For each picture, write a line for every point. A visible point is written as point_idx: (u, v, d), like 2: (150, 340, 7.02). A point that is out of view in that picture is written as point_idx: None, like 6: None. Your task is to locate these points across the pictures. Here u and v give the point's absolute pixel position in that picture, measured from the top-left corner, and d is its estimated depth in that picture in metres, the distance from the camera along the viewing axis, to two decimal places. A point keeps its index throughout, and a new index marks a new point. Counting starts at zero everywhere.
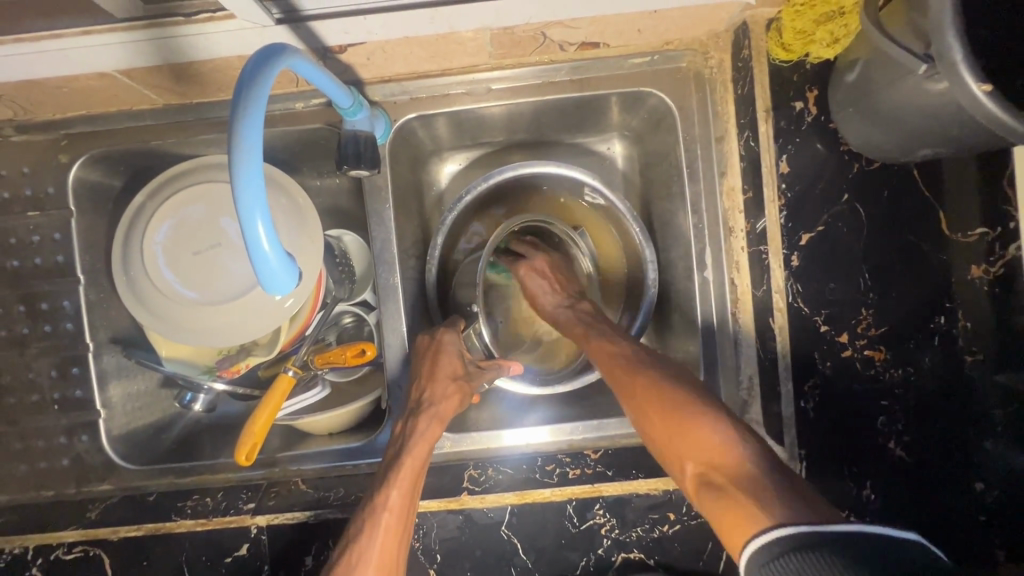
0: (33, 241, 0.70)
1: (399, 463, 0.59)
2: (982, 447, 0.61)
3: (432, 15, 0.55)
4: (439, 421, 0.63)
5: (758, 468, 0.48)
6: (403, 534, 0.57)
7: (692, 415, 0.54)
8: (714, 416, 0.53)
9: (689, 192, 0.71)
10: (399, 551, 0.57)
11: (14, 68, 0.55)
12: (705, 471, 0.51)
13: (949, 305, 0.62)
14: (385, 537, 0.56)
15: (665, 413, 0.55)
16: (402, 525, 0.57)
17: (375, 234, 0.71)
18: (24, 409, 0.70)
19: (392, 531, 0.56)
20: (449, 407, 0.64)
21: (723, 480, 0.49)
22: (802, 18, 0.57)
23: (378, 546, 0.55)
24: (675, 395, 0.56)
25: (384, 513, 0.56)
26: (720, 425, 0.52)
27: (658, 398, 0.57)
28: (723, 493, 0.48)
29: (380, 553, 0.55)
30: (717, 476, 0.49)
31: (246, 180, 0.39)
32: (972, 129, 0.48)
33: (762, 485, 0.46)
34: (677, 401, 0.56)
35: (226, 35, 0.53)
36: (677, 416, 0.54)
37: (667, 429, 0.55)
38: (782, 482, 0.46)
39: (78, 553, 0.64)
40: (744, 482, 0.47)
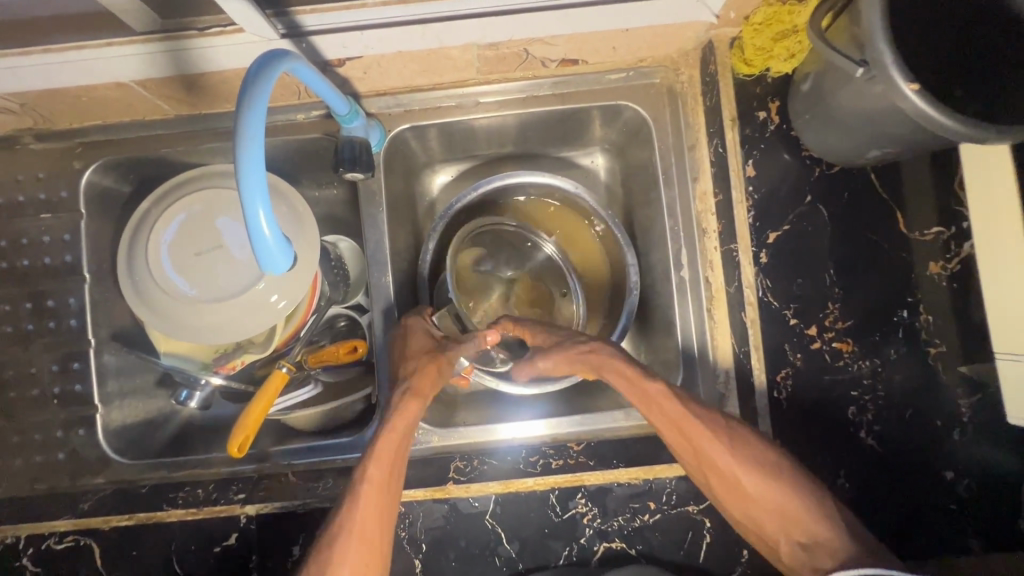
0: (43, 241, 0.73)
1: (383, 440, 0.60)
2: (951, 438, 0.65)
3: (423, 31, 0.60)
4: (416, 395, 0.63)
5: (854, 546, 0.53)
6: (383, 509, 0.57)
7: (787, 494, 0.56)
8: (805, 492, 0.56)
9: (666, 197, 0.75)
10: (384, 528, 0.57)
11: (38, 79, 0.60)
12: (800, 543, 0.55)
13: (912, 300, 0.66)
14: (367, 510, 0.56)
15: (760, 486, 0.56)
16: (384, 496, 0.58)
17: (368, 237, 0.75)
18: (25, 403, 0.72)
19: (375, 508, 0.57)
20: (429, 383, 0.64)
21: (821, 555, 0.54)
22: (761, 35, 0.63)
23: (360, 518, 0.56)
24: (761, 462, 0.57)
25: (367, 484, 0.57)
26: (812, 501, 0.56)
27: (747, 473, 0.57)
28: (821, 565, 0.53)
29: (359, 526, 0.56)
30: (814, 549, 0.54)
31: (249, 166, 0.43)
32: (913, 129, 0.53)
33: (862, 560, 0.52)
34: (767, 474, 0.57)
35: (235, 47, 0.58)
36: (776, 498, 0.56)
37: (756, 504, 0.57)
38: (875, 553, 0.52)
39: (70, 542, 0.65)
40: (846, 559, 0.52)
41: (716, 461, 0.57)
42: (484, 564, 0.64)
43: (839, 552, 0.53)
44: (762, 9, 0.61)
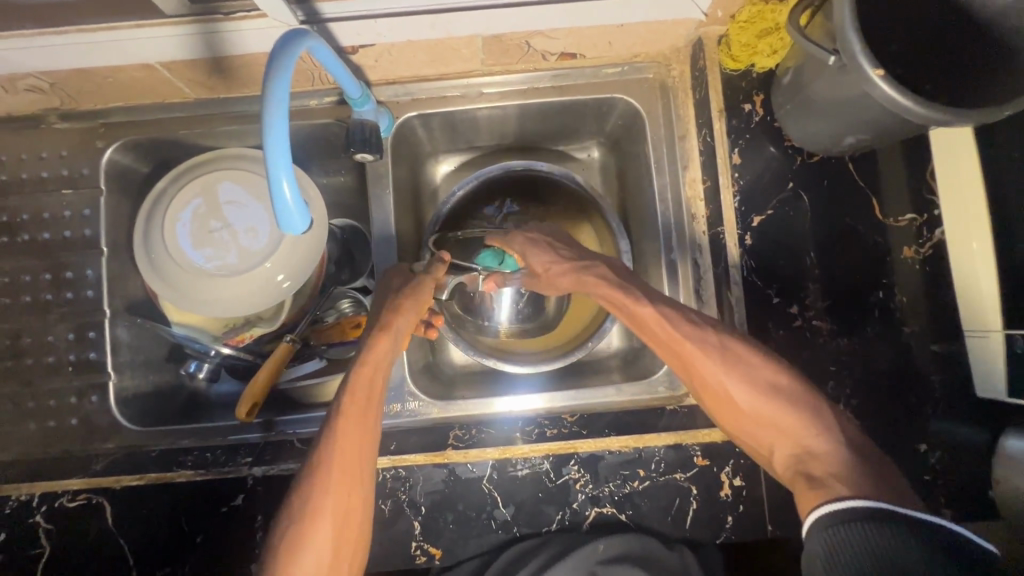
0: (64, 216, 0.77)
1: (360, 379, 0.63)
2: (923, 411, 0.68)
3: (432, 21, 0.65)
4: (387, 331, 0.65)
5: (846, 453, 0.56)
6: (363, 440, 0.60)
7: (781, 406, 0.60)
8: (799, 405, 0.60)
9: (657, 185, 0.79)
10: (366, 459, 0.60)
11: (71, 58, 0.64)
12: (796, 454, 0.58)
13: (887, 282, 0.70)
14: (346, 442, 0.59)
15: (757, 403, 0.60)
16: (362, 427, 0.61)
17: (375, 216, 0.79)
18: (40, 370, 0.75)
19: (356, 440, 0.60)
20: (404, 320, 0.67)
21: (815, 464, 0.56)
22: (745, 33, 0.68)
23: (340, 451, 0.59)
24: (761, 381, 0.61)
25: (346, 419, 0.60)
26: (810, 418, 0.59)
27: (742, 390, 0.61)
28: (812, 471, 0.56)
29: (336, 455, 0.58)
30: (807, 457, 0.57)
31: (274, 130, 0.47)
32: (883, 115, 0.58)
33: (851, 472, 0.54)
34: (763, 392, 0.60)
35: (257, 32, 0.62)
36: (769, 411, 0.60)
37: (755, 419, 0.61)
38: (866, 467, 0.54)
39: (82, 501, 0.68)
40: (836, 470, 0.55)
41: (714, 381, 0.62)
42: (480, 527, 0.67)
43: (831, 461, 0.56)
44: (746, 8, 0.66)
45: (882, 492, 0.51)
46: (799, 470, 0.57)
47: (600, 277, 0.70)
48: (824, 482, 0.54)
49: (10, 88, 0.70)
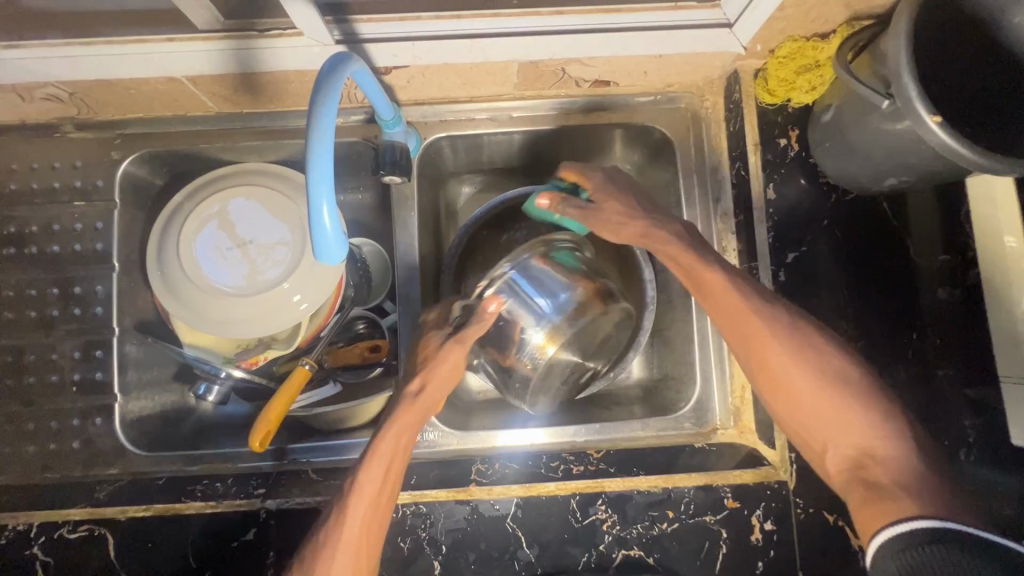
0: (75, 228, 0.74)
1: (411, 398, 0.63)
2: (959, 459, 0.66)
3: (471, 44, 0.63)
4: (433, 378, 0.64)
5: (917, 463, 0.54)
6: (396, 458, 0.61)
7: (844, 402, 0.58)
8: (863, 404, 0.58)
9: (687, 216, 0.78)
10: (395, 481, 0.60)
11: (95, 69, 0.62)
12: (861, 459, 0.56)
13: (922, 323, 0.69)
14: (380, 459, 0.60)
15: (825, 400, 0.59)
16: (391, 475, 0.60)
17: (400, 239, 0.78)
18: (43, 389, 0.71)
19: (391, 457, 0.60)
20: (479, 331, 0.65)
21: (877, 470, 0.55)
22: (784, 68, 0.67)
23: (372, 470, 0.59)
24: (830, 377, 0.60)
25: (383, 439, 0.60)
26: (876, 420, 0.57)
27: (807, 376, 0.60)
28: (874, 478, 0.54)
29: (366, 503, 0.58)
30: (869, 462, 0.56)
31: (319, 156, 0.46)
32: (930, 159, 0.57)
33: (917, 483, 0.52)
34: (828, 385, 0.59)
35: (293, 50, 0.61)
36: (834, 403, 0.58)
37: (818, 412, 0.59)
38: (938, 482, 0.52)
39: (84, 532, 0.64)
40: (903, 479, 0.53)
41: (780, 367, 0.61)
42: (503, 567, 0.64)
43: (897, 468, 0.54)
44: (786, 44, 0.66)
45: (950, 510, 0.49)
46: (858, 474, 0.56)
47: (666, 236, 0.68)
48: (888, 490, 0.52)
49: (28, 97, 0.68)
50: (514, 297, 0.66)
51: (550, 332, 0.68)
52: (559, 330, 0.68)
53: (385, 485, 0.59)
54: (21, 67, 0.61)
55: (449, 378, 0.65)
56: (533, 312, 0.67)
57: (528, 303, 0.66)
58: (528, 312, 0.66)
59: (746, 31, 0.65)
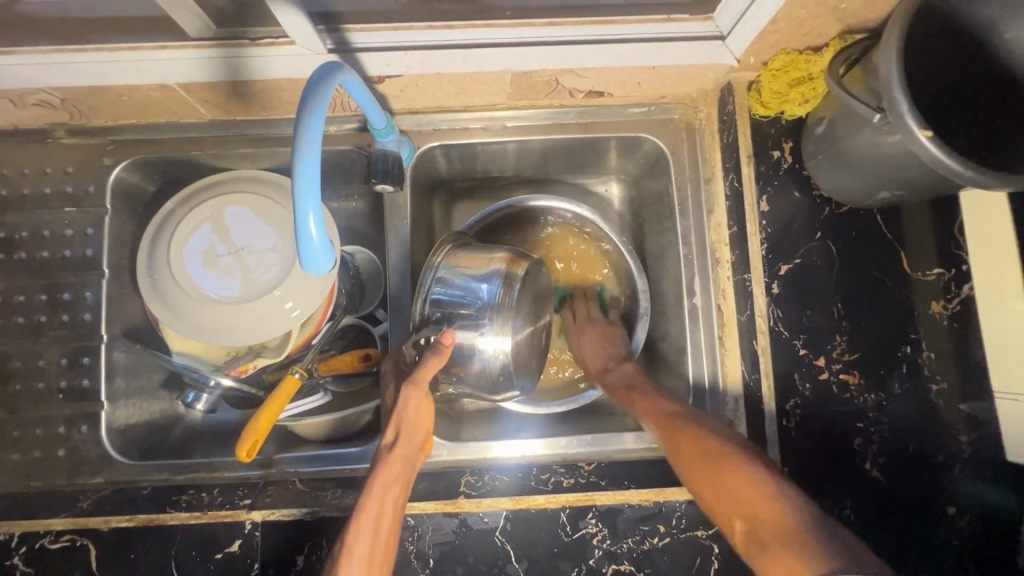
0: (65, 234, 0.73)
1: (389, 449, 0.59)
2: (952, 473, 0.67)
3: (464, 54, 0.63)
4: (417, 383, 0.59)
5: (809, 526, 0.49)
6: (386, 515, 0.56)
7: (738, 468, 0.56)
8: (755, 470, 0.55)
9: (680, 226, 0.77)
10: (388, 540, 0.55)
11: (85, 76, 0.62)
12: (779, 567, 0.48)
13: (915, 336, 0.69)
14: (365, 519, 0.54)
15: (713, 470, 0.57)
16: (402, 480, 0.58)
17: (391, 249, 0.77)
18: (29, 396, 0.70)
19: (377, 514, 0.55)
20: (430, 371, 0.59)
21: (771, 533, 0.50)
22: (778, 81, 0.67)
23: (360, 531, 0.54)
24: (743, 482, 0.54)
25: (370, 496, 0.55)
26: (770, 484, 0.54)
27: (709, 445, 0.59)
28: (770, 544, 0.50)
29: (376, 512, 0.55)
30: (763, 527, 0.51)
31: (306, 166, 0.46)
32: (922, 172, 0.57)
33: (809, 541, 0.48)
34: (723, 454, 0.58)
35: (285, 58, 0.61)
36: (726, 471, 0.56)
37: (716, 479, 0.56)
38: (835, 540, 0.48)
39: (65, 542, 0.64)
40: (792, 540, 0.48)
41: (684, 440, 0.61)
42: None
43: (792, 528, 0.49)
44: (780, 56, 0.66)
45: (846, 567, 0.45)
46: (757, 544, 0.51)
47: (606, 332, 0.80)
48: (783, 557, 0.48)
49: (20, 102, 0.67)
50: (444, 293, 0.64)
51: (497, 315, 0.64)
52: (507, 305, 0.65)
53: (376, 546, 0.54)
54: (12, 73, 0.61)
55: (423, 419, 0.60)
56: (470, 303, 0.64)
57: (459, 294, 0.65)
58: (466, 307, 0.64)
59: (739, 44, 0.65)
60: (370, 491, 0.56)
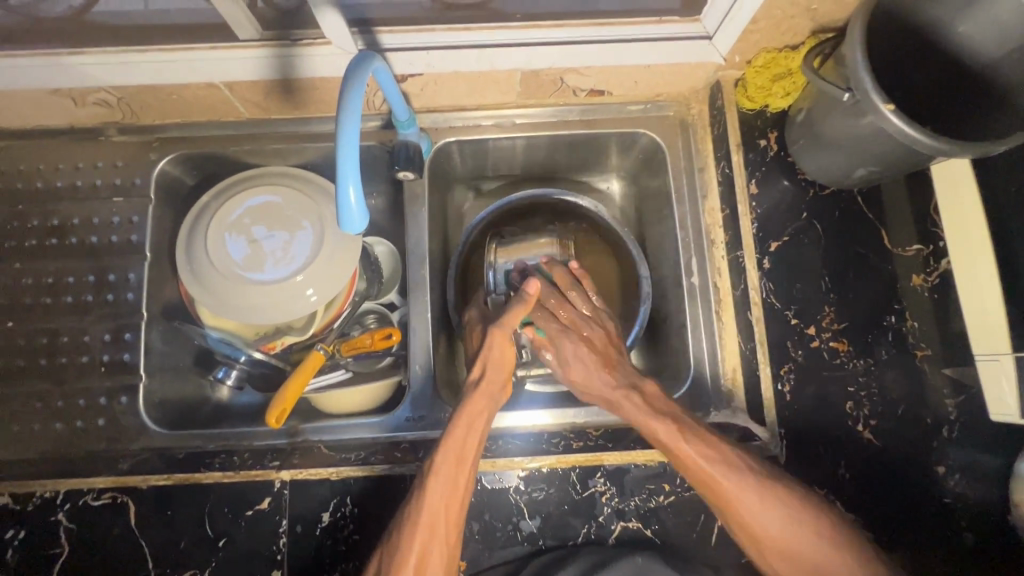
0: (112, 221, 0.80)
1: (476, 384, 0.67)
2: (942, 434, 0.70)
3: (480, 54, 0.71)
4: (505, 333, 0.69)
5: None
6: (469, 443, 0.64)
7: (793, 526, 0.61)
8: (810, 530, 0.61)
9: (678, 213, 0.83)
10: (471, 466, 0.63)
11: (143, 75, 0.70)
12: (771, 547, 0.62)
13: (898, 307, 0.74)
14: (456, 441, 0.63)
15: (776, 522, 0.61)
16: (485, 414, 0.66)
17: (410, 232, 0.83)
18: (73, 369, 0.76)
19: (465, 438, 0.64)
20: (514, 318, 0.70)
21: None
22: (761, 76, 0.75)
23: (448, 455, 0.63)
24: (801, 540, 0.61)
25: (457, 426, 0.64)
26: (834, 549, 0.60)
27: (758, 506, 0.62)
28: None
29: (462, 437, 0.64)
30: None
31: (347, 134, 0.52)
32: (890, 148, 0.63)
33: None
34: (784, 514, 0.61)
35: (321, 58, 0.69)
36: (781, 533, 0.61)
37: (772, 537, 0.61)
38: None
39: (108, 500, 0.68)
40: None
41: (745, 504, 0.62)
42: (506, 538, 0.67)
43: None
44: (761, 54, 0.74)
45: None
46: None
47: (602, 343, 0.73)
48: None
49: (81, 102, 0.75)
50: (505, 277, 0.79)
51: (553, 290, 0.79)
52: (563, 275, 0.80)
53: (460, 470, 0.63)
54: (79, 73, 0.69)
55: (506, 358, 0.69)
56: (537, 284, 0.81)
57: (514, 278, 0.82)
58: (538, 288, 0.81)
59: (725, 43, 0.72)
60: (458, 420, 0.64)
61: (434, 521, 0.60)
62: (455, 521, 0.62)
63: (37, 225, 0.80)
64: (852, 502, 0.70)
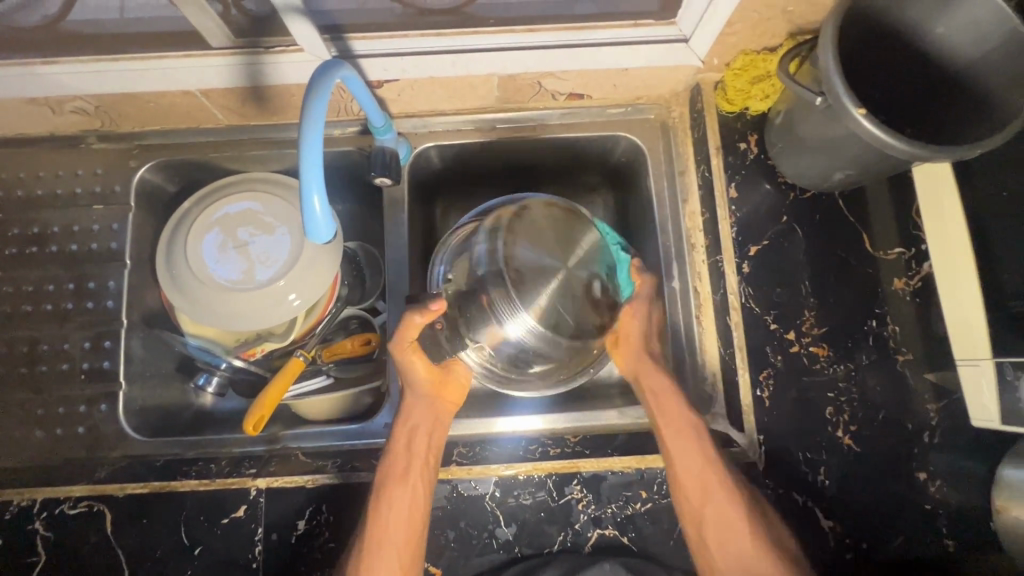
0: (92, 229, 0.80)
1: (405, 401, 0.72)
2: (922, 439, 0.69)
3: (455, 59, 0.71)
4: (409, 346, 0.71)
5: None
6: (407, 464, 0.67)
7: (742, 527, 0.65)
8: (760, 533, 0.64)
9: (658, 217, 0.82)
10: (417, 479, 0.66)
11: (118, 83, 0.70)
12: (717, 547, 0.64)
13: (879, 311, 0.73)
14: (396, 464, 0.67)
15: (732, 521, 0.65)
16: (422, 423, 0.71)
17: (389, 238, 0.82)
18: (53, 376, 0.76)
19: (405, 453, 0.68)
20: (407, 330, 0.69)
21: None
22: (739, 79, 0.74)
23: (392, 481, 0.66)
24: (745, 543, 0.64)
25: (393, 443, 0.69)
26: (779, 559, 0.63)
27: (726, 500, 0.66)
28: None
29: (400, 449, 0.68)
30: None
31: (310, 141, 0.52)
32: (865, 152, 0.63)
33: None
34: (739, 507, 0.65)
35: (294, 64, 0.68)
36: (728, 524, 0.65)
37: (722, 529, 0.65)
38: None
39: (84, 508, 0.68)
40: None
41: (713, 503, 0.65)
42: (481, 545, 0.67)
43: None
44: (739, 57, 0.73)
45: None
46: None
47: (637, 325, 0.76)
48: None
49: (58, 110, 0.75)
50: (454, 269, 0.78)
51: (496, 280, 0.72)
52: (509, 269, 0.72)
53: (405, 486, 0.65)
54: (54, 81, 0.69)
55: (423, 371, 0.72)
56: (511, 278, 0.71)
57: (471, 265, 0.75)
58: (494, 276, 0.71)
59: (702, 46, 0.72)
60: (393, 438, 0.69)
61: (392, 539, 0.63)
62: (415, 536, 0.64)
63: (18, 233, 0.80)
64: (831, 508, 0.69)
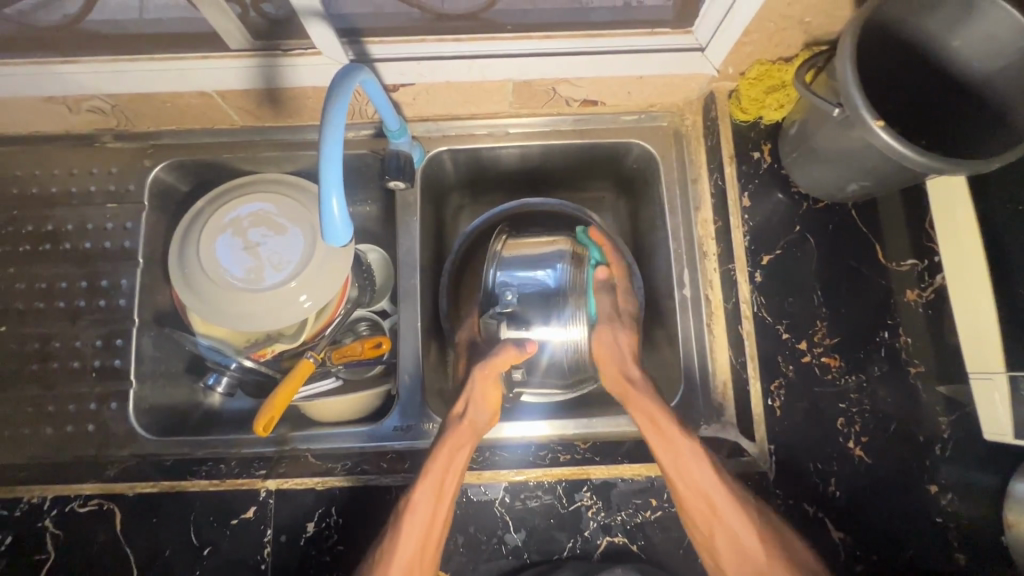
0: (106, 227, 0.81)
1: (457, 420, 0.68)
2: (932, 452, 0.68)
3: (470, 65, 0.71)
4: (483, 372, 0.68)
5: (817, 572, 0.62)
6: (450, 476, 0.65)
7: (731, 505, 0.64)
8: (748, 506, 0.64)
9: (670, 225, 0.83)
10: (450, 502, 0.64)
11: (136, 83, 0.70)
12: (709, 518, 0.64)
13: (891, 322, 0.73)
14: (430, 483, 0.64)
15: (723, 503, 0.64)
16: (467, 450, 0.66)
17: (401, 242, 0.83)
18: (64, 374, 0.76)
19: (445, 475, 0.64)
20: (503, 362, 0.69)
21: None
22: (755, 88, 0.74)
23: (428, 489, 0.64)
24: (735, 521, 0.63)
25: (434, 462, 0.65)
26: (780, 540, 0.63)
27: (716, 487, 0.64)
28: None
29: (448, 463, 0.65)
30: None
31: (330, 145, 0.52)
32: (882, 164, 0.63)
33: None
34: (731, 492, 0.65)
35: (312, 67, 0.69)
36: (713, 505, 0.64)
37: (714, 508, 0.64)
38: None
39: (93, 506, 0.68)
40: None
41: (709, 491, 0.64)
42: (490, 551, 0.67)
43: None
44: (755, 66, 0.73)
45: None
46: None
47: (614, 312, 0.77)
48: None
49: (75, 108, 0.76)
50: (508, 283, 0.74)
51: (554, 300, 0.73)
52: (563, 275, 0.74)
53: (439, 504, 0.63)
54: (73, 81, 0.70)
55: (491, 400, 0.70)
56: (546, 288, 0.74)
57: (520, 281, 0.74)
58: (533, 291, 0.73)
59: (717, 55, 0.72)
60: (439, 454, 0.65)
61: (408, 559, 0.61)
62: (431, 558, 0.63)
63: (32, 231, 0.80)
64: (841, 519, 0.68)
